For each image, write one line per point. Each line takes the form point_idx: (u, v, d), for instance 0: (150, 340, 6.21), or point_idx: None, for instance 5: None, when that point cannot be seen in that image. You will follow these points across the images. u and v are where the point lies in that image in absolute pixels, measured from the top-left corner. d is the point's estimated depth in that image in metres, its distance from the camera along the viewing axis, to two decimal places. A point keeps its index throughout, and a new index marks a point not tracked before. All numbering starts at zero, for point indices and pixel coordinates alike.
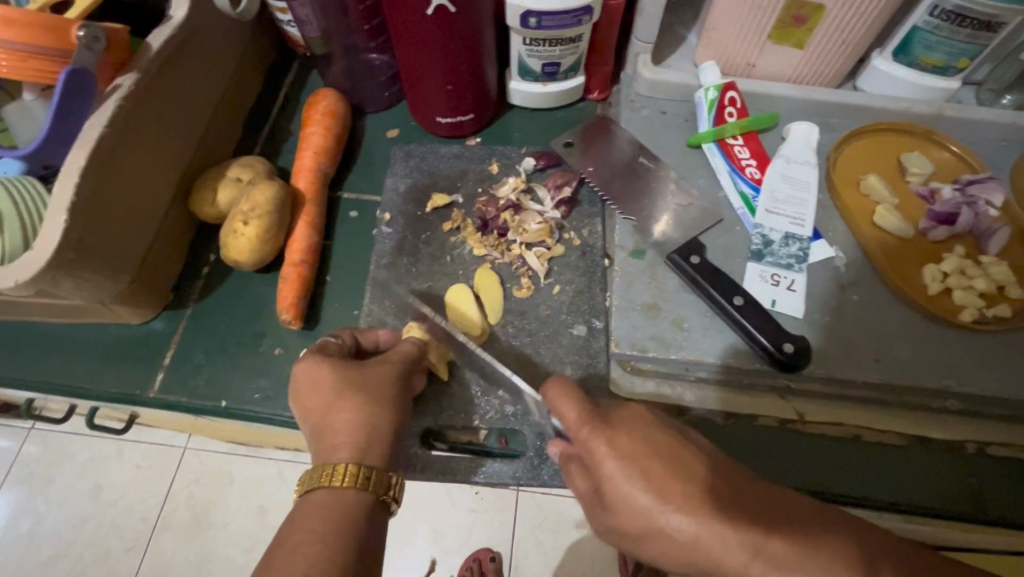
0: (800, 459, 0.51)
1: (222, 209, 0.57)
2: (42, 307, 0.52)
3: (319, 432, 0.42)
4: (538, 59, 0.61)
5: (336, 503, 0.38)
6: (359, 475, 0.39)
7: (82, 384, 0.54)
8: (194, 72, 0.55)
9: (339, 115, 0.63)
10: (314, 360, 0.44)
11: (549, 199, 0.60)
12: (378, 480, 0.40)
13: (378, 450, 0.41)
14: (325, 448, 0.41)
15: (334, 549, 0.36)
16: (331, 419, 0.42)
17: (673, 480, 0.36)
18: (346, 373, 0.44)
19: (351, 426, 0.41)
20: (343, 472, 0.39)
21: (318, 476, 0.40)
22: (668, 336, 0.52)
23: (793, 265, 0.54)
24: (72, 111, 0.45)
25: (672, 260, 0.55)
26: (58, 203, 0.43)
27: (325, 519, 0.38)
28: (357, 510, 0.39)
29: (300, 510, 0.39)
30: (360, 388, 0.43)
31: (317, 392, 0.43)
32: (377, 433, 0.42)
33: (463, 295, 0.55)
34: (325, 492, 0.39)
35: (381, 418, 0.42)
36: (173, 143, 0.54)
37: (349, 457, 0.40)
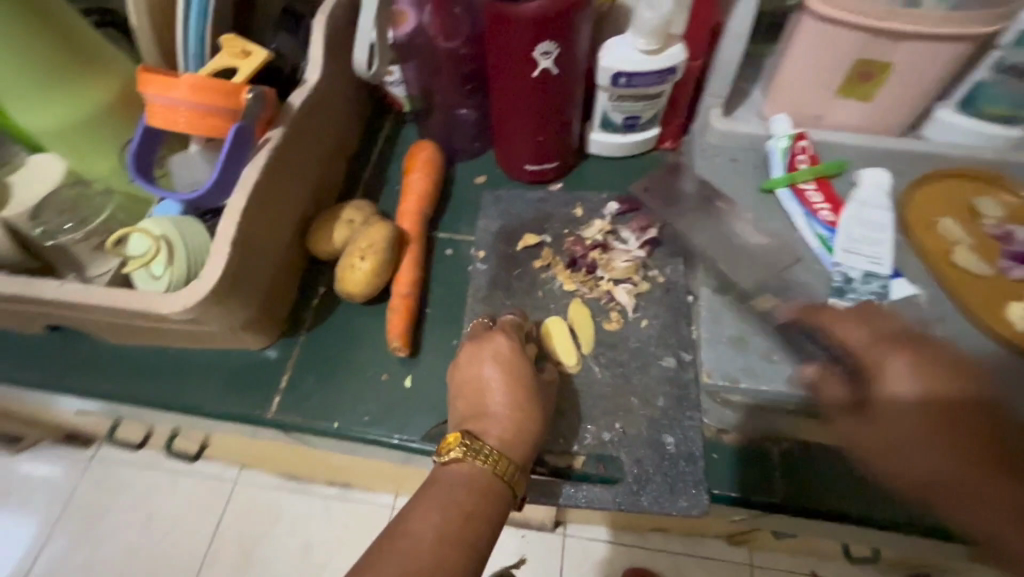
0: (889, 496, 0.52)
1: (336, 246, 0.63)
2: (181, 333, 0.57)
3: (475, 411, 0.48)
4: (620, 112, 0.66)
5: (475, 485, 0.43)
6: (505, 467, 0.44)
7: (205, 404, 0.59)
8: (320, 126, 0.62)
9: (438, 163, 0.70)
10: (509, 340, 0.52)
11: (633, 239, 0.64)
12: (516, 480, 0.45)
13: (520, 452, 0.46)
14: (481, 428, 0.47)
15: (465, 535, 0.41)
16: (494, 404, 0.48)
17: (939, 383, 0.44)
18: (520, 372, 0.50)
19: (507, 419, 0.47)
20: (491, 457, 0.44)
21: (468, 451, 0.45)
22: (758, 370, 0.54)
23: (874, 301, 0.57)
24: (233, 160, 0.52)
25: (756, 295, 0.58)
26: (221, 240, 0.49)
27: (463, 495, 0.43)
28: (497, 496, 0.44)
29: (446, 473, 0.44)
30: (528, 393, 0.49)
31: (484, 377, 0.49)
32: (527, 436, 0.47)
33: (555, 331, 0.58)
34: (471, 466, 0.44)
35: (534, 426, 0.47)
36: (301, 188, 0.61)
37: (497, 444, 0.45)
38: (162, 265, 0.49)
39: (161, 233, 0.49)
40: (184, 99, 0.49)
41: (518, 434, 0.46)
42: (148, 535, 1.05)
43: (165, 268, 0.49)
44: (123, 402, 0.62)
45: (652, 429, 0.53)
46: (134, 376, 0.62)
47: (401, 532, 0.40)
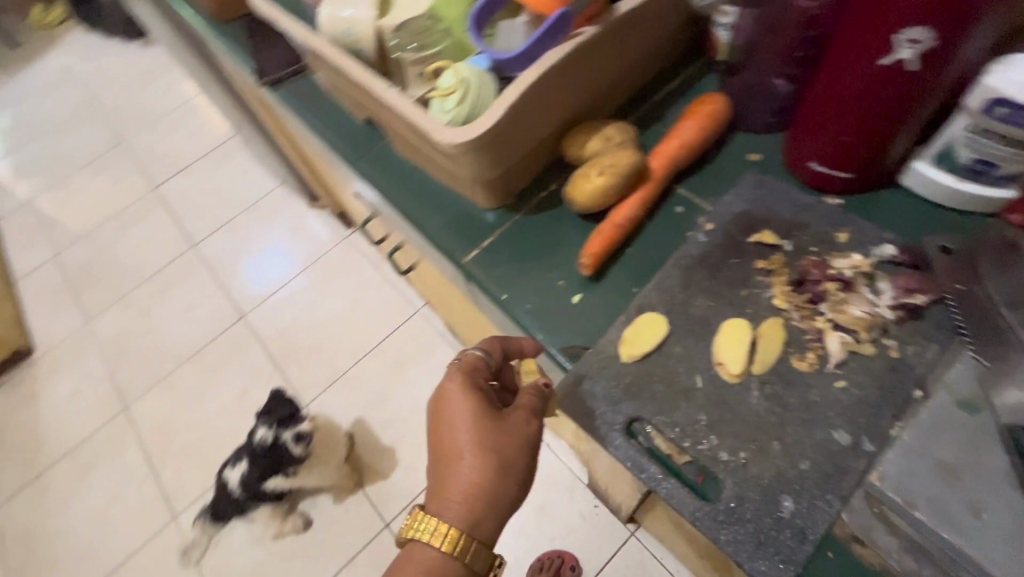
0: None
1: (585, 154, 0.66)
2: (438, 165, 0.69)
3: (438, 479, 0.52)
4: (971, 150, 0.52)
5: (438, 561, 0.49)
6: (461, 544, 0.49)
7: (428, 227, 0.72)
8: (630, 39, 0.63)
9: (719, 122, 0.66)
10: (461, 385, 0.53)
11: (889, 295, 0.53)
12: (478, 553, 0.50)
13: (484, 524, 0.50)
14: (439, 506, 0.51)
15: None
16: (454, 471, 0.51)
17: None
18: (477, 429, 0.51)
19: (464, 490, 0.50)
20: (445, 538, 0.49)
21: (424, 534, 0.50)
22: (950, 513, 0.43)
23: None
24: (545, 40, 0.57)
25: (1012, 436, 0.44)
26: (502, 101, 0.56)
27: (425, 570, 0.49)
28: (455, 573, 0.49)
29: (406, 559, 0.51)
30: (485, 450, 0.51)
31: (449, 437, 0.52)
32: (486, 498, 0.50)
33: (735, 331, 0.54)
34: (429, 553, 0.50)
35: (494, 484, 0.50)
36: (584, 89, 0.64)
37: (452, 520, 0.50)
38: (453, 103, 0.59)
39: (465, 78, 0.58)
40: None
41: (476, 500, 0.50)
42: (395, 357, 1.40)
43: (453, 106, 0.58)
44: (381, 197, 0.78)
45: (776, 484, 0.47)
46: (396, 182, 0.77)
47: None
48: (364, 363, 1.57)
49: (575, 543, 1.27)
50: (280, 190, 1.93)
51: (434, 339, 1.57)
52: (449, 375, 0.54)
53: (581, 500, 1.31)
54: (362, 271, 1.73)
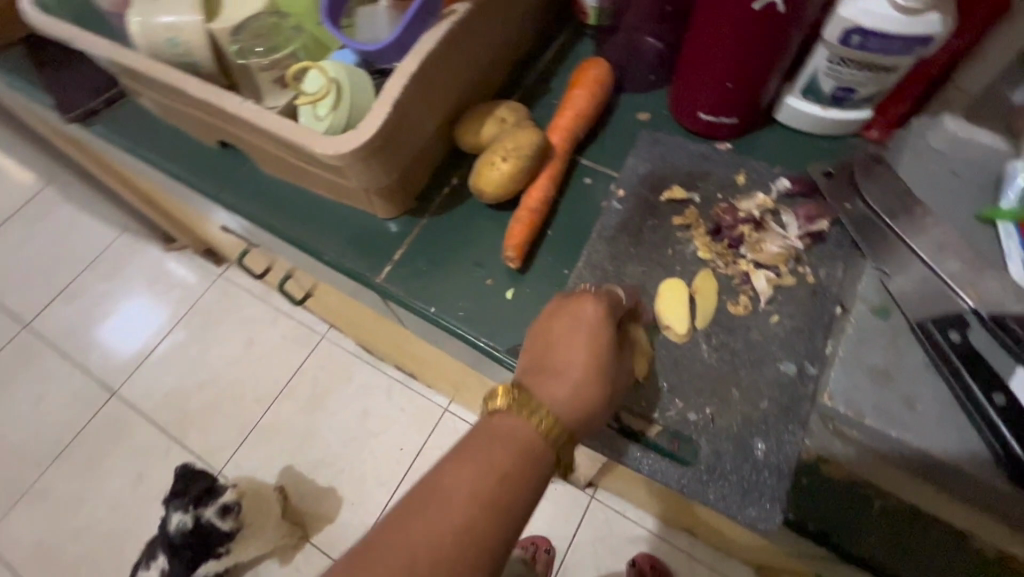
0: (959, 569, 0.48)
1: (483, 142, 0.62)
2: (323, 180, 0.61)
3: (542, 372, 0.45)
4: (834, 79, 0.56)
5: (523, 443, 0.42)
6: (557, 432, 0.42)
7: (326, 251, 0.63)
8: (503, 12, 0.60)
9: (606, 86, 0.65)
10: (597, 309, 0.47)
11: (794, 226, 0.56)
12: (566, 449, 0.43)
13: (574, 424, 0.43)
14: (541, 385, 0.44)
15: (505, 496, 0.39)
16: (560, 368, 0.45)
17: None
18: (596, 341, 0.46)
19: (567, 390, 0.44)
20: (543, 420, 0.42)
21: (523, 408, 0.42)
22: (894, 414, 0.46)
23: None
24: (417, 23, 0.52)
25: (922, 329, 0.49)
26: (386, 98, 0.50)
27: (513, 448, 0.41)
28: (538, 462, 0.42)
29: (497, 424, 0.43)
30: (601, 367, 0.45)
31: (561, 342, 0.46)
32: (586, 399, 0.44)
33: (675, 292, 0.54)
34: (525, 427, 0.42)
35: (596, 392, 0.45)
36: (466, 72, 0.59)
37: (554, 408, 0.43)
38: (327, 108, 0.51)
39: (335, 77, 0.51)
40: None
41: (573, 402, 0.43)
42: (362, 419, 1.39)
43: (329, 111, 0.51)
44: (261, 227, 0.68)
45: (745, 428, 0.49)
46: (275, 207, 0.67)
47: (430, 495, 0.39)
48: (277, 408, 1.42)
49: (542, 524, 1.27)
50: (123, 238, 1.65)
51: (350, 363, 1.46)
52: (585, 296, 0.48)
53: None
54: (249, 308, 1.55)
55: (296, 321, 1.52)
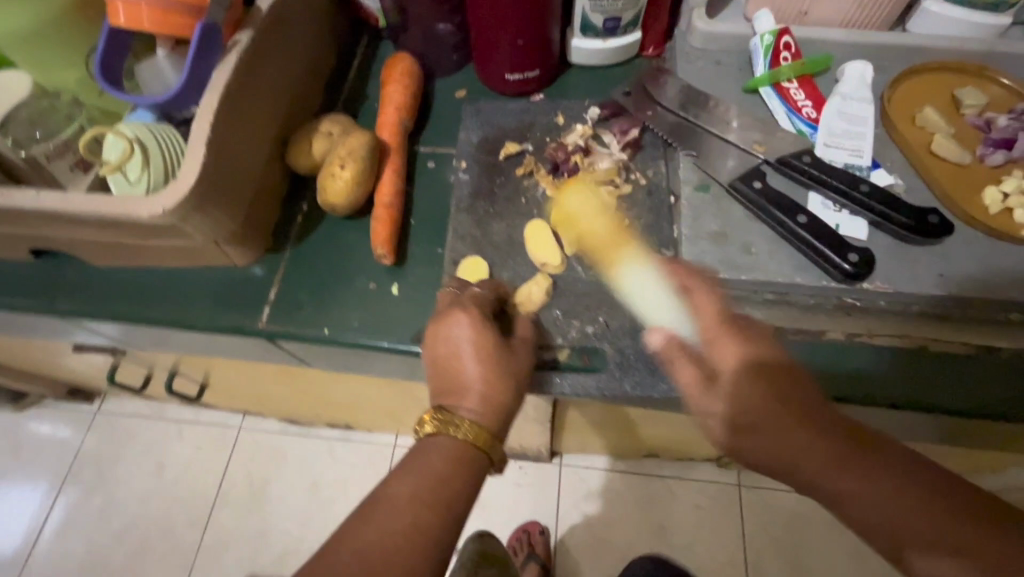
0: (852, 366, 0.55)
1: (317, 159, 0.62)
2: (165, 249, 0.58)
3: (447, 385, 0.48)
4: (600, 13, 0.65)
5: (453, 451, 0.45)
6: (483, 439, 0.45)
7: (196, 319, 0.60)
8: (292, 33, 0.61)
9: (416, 75, 0.68)
10: (472, 322, 0.49)
11: (615, 143, 0.64)
12: (496, 449, 0.46)
13: (492, 435, 0.46)
14: (456, 402, 0.47)
15: (443, 497, 0.43)
16: (463, 385, 0.47)
17: None
18: (483, 352, 0.47)
19: (479, 400, 0.46)
20: (467, 432, 0.45)
21: (447, 425, 0.45)
22: (738, 261, 0.55)
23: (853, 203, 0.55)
24: (204, 61, 0.51)
25: (735, 189, 0.58)
26: (197, 140, 0.49)
27: (445, 459, 0.44)
28: (472, 465, 0.45)
29: (426, 446, 0.45)
30: (495, 366, 0.48)
31: (452, 360, 0.48)
32: (501, 400, 0.47)
33: (569, 189, 0.60)
34: (452, 441, 0.45)
35: (507, 391, 0.48)
36: (275, 98, 0.59)
37: (470, 418, 0.46)
38: (138, 169, 0.49)
39: (134, 136, 0.49)
40: None
41: (490, 414, 0.46)
42: (312, 493, 1.31)
43: (142, 170, 0.49)
44: (115, 323, 0.63)
45: (635, 320, 0.55)
46: (122, 297, 0.62)
47: (371, 516, 0.41)
48: (217, 520, 1.30)
49: (527, 511, 1.29)
50: None
51: (279, 441, 1.36)
52: (458, 314, 0.49)
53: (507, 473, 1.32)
54: (146, 432, 1.39)
55: (204, 425, 1.39)
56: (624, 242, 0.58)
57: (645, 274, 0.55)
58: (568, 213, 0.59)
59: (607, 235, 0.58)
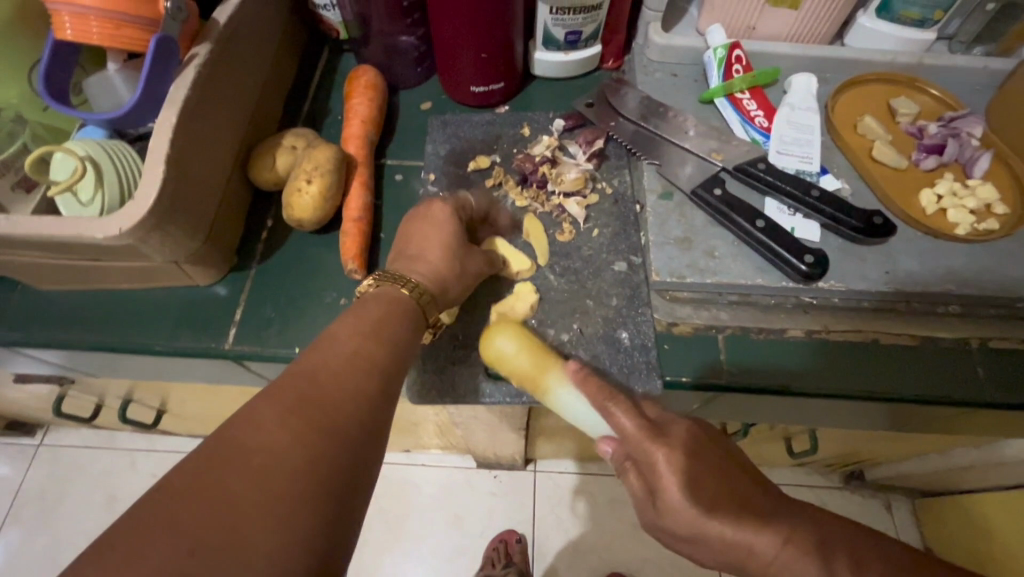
0: (816, 362, 0.56)
1: (281, 174, 0.61)
2: (120, 271, 0.55)
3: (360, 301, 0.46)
4: (561, 27, 0.67)
5: (360, 331, 0.42)
6: (425, 295, 0.48)
7: (155, 342, 0.58)
8: (251, 46, 0.59)
9: (380, 87, 0.68)
10: (448, 211, 0.54)
11: (581, 152, 0.66)
12: (432, 308, 0.49)
13: (397, 325, 0.44)
14: (405, 265, 0.50)
15: (351, 371, 0.38)
16: (419, 255, 0.51)
17: None
18: (447, 236, 0.52)
19: (431, 267, 0.50)
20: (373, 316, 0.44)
21: (391, 279, 0.48)
22: (701, 264, 0.58)
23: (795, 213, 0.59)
24: (158, 77, 0.49)
25: (697, 196, 0.60)
26: (155, 158, 0.47)
27: (356, 339, 0.41)
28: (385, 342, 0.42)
29: (332, 330, 0.42)
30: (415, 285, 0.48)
31: (419, 233, 0.52)
32: (447, 279, 0.50)
33: (492, 336, 0.52)
34: (396, 291, 0.47)
35: (454, 277, 0.51)
36: (235, 113, 0.57)
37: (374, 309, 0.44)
38: (90, 188, 0.47)
39: (85, 154, 0.47)
40: (93, 6, 0.45)
41: (395, 308, 0.46)
42: None
43: (95, 190, 0.47)
44: (64, 350, 0.59)
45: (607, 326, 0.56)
46: (70, 323, 0.59)
47: (281, 394, 0.35)
48: None
49: (502, 521, 1.28)
50: None
51: None
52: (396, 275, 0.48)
53: (481, 482, 1.31)
54: (95, 463, 1.31)
55: (160, 453, 1.32)
56: (549, 362, 0.50)
57: (578, 400, 0.49)
58: (494, 358, 0.51)
59: (529, 365, 0.50)
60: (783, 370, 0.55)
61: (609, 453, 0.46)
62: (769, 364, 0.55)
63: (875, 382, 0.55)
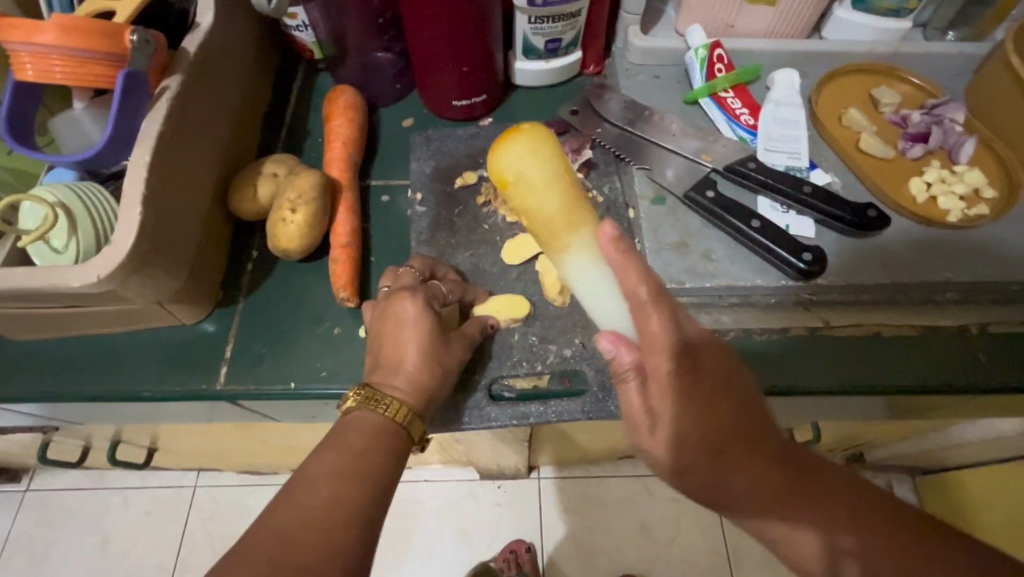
0: (819, 360, 0.55)
1: (263, 204, 0.59)
2: (100, 316, 0.53)
3: (380, 371, 0.47)
4: (541, 36, 0.66)
5: (374, 425, 0.44)
6: (404, 415, 0.45)
7: (142, 387, 0.55)
8: (223, 73, 0.57)
9: (360, 107, 0.66)
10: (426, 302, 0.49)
11: (570, 162, 0.65)
12: (416, 427, 0.45)
13: (381, 461, 0.42)
14: (384, 381, 0.46)
15: (366, 469, 0.41)
16: (397, 365, 0.46)
17: None
18: (421, 342, 0.47)
19: (409, 384, 0.46)
20: (393, 408, 0.44)
21: (371, 401, 0.45)
22: (700, 268, 0.57)
23: (788, 210, 0.59)
24: (129, 114, 0.47)
25: (690, 199, 0.60)
26: (130, 199, 0.45)
27: (368, 436, 0.43)
28: (395, 443, 0.44)
29: (351, 422, 0.44)
30: (433, 358, 0.47)
31: (392, 337, 0.48)
32: (428, 390, 0.47)
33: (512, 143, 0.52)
34: (375, 418, 0.44)
35: (435, 382, 0.47)
36: (211, 144, 0.55)
37: (400, 397, 0.45)
38: (63, 236, 0.45)
39: (56, 200, 0.45)
40: (56, 45, 0.43)
41: (377, 440, 0.43)
42: None
43: (67, 237, 0.45)
44: (44, 402, 0.57)
45: None
46: (49, 372, 0.56)
47: (241, 561, 0.34)
48: None
49: (510, 532, 1.26)
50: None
51: (238, 495, 1.27)
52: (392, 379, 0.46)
53: (485, 493, 1.29)
54: (86, 505, 1.27)
55: (154, 489, 1.28)
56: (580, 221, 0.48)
57: (596, 276, 0.46)
58: (507, 167, 0.51)
59: (560, 209, 0.48)
60: (788, 371, 0.55)
61: (610, 352, 0.41)
62: (774, 365, 0.55)
63: (880, 377, 0.54)
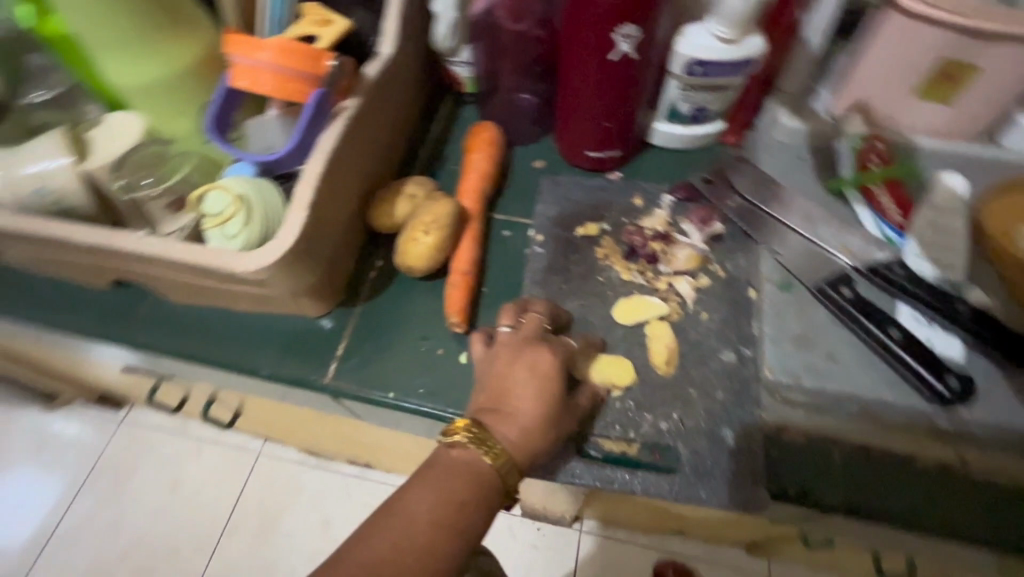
0: (945, 497, 0.50)
1: (398, 221, 0.63)
2: (242, 295, 0.59)
3: (491, 410, 0.47)
4: (689, 102, 0.66)
5: (474, 468, 0.44)
6: (505, 466, 0.45)
7: (261, 365, 0.60)
8: (390, 98, 0.63)
9: (500, 144, 0.70)
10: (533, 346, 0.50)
11: (696, 231, 0.63)
12: (513, 477, 0.45)
13: (470, 507, 0.43)
14: (496, 422, 0.46)
15: (455, 514, 0.42)
16: (510, 411, 0.47)
17: None
18: (532, 385, 0.48)
19: (518, 431, 0.46)
20: (497, 456, 0.44)
21: (479, 443, 0.45)
22: (821, 368, 0.54)
23: (931, 322, 0.55)
24: (311, 127, 0.53)
25: (823, 292, 0.57)
26: (299, 203, 0.50)
27: (466, 479, 0.44)
28: (492, 491, 0.44)
29: (451, 456, 0.45)
30: (542, 411, 0.47)
31: (507, 382, 0.48)
32: (534, 443, 0.46)
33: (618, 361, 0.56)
34: (477, 462, 0.44)
35: (541, 438, 0.47)
36: (366, 160, 0.61)
37: (505, 445, 0.45)
38: (237, 225, 0.51)
39: (238, 193, 0.51)
40: (270, 62, 0.49)
41: (473, 486, 0.44)
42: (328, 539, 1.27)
43: (241, 227, 0.51)
44: (177, 360, 0.63)
45: (710, 421, 0.53)
46: (187, 334, 0.63)
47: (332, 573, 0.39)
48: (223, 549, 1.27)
49: None
50: None
51: (295, 472, 1.33)
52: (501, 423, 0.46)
53: (523, 530, 1.27)
54: (163, 447, 1.37)
55: (223, 447, 1.37)
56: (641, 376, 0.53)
57: None
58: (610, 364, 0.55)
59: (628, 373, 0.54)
60: (905, 499, 0.50)
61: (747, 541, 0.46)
62: (889, 489, 0.51)
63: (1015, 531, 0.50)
